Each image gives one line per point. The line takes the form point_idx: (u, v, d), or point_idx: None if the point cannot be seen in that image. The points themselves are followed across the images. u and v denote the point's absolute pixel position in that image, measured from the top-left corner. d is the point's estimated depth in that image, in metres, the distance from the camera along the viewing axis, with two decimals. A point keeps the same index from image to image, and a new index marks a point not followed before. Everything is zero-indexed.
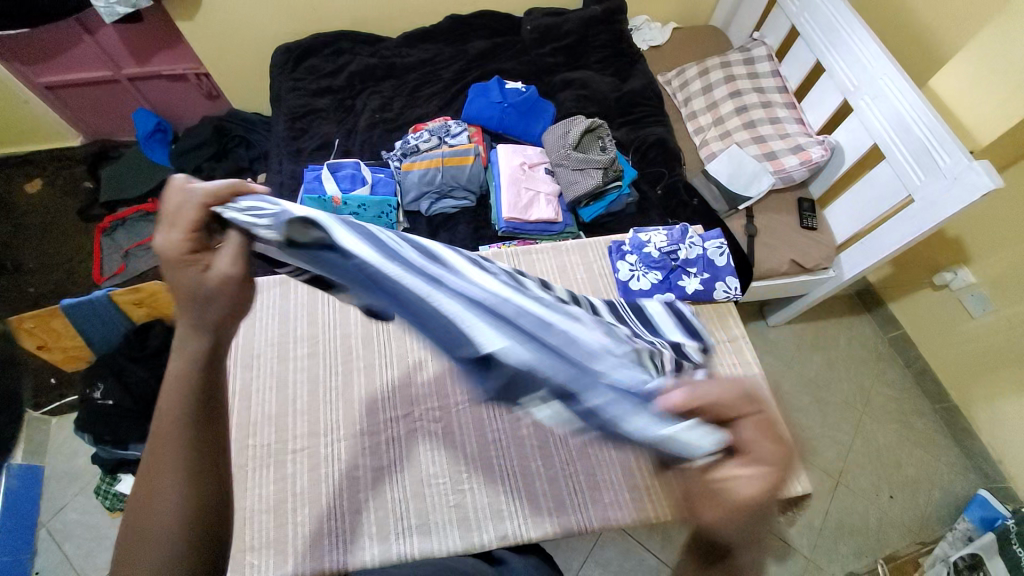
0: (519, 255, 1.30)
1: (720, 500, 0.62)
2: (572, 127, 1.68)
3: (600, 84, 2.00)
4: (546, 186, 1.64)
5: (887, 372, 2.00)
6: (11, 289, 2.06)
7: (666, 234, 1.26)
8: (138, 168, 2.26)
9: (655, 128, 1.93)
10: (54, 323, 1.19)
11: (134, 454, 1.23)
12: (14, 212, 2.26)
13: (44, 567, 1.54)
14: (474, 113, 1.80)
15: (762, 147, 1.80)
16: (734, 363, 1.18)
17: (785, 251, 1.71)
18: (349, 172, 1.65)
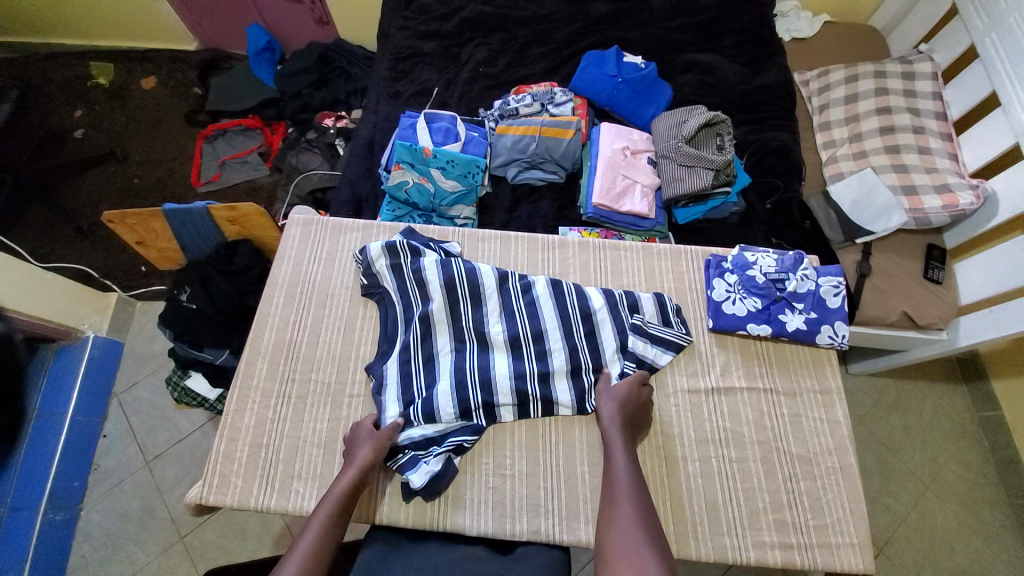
0: (608, 249, 1.22)
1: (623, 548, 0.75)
2: (690, 118, 1.53)
3: (727, 72, 1.79)
4: (646, 178, 1.51)
5: (971, 454, 1.77)
6: (119, 176, 2.23)
7: (775, 260, 1.14)
8: (244, 83, 2.32)
9: (779, 134, 1.72)
10: (155, 224, 1.26)
11: (207, 357, 1.30)
12: (131, 105, 2.41)
13: (113, 431, 1.72)
14: (584, 85, 1.67)
15: (901, 177, 1.57)
16: (821, 418, 1.05)
17: (897, 300, 1.50)
18: (445, 125, 1.61)
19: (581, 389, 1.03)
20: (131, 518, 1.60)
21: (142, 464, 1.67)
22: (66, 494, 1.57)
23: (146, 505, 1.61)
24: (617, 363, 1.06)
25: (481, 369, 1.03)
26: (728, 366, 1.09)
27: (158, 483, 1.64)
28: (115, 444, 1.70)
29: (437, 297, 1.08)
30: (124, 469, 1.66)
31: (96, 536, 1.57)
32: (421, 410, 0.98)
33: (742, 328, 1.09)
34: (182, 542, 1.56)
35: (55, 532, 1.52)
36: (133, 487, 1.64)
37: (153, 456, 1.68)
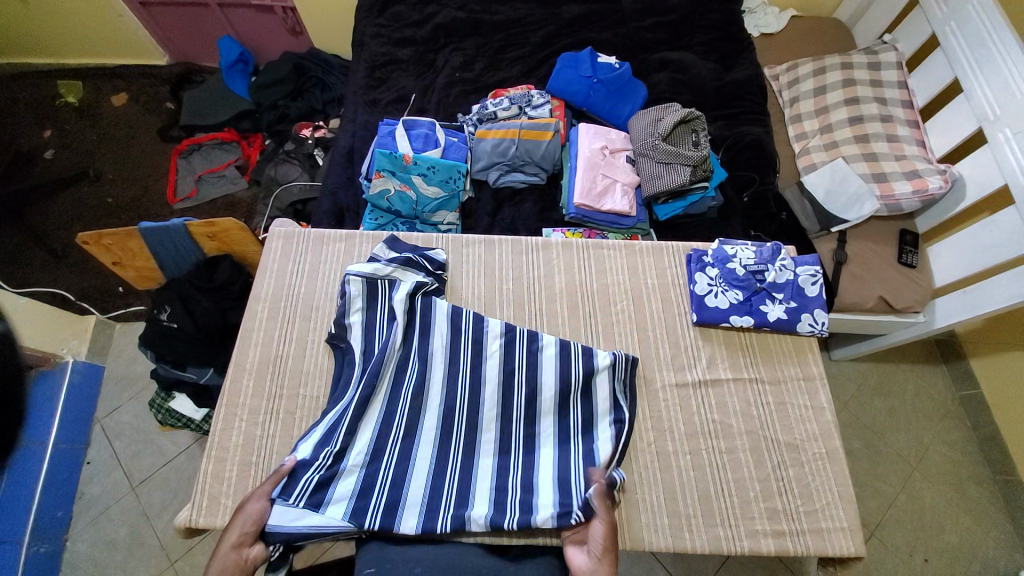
0: (591, 248, 1.23)
1: None
2: (666, 115, 1.55)
3: (700, 69, 1.82)
4: (625, 176, 1.53)
5: (952, 432, 1.82)
6: (92, 196, 2.18)
7: (754, 252, 1.16)
8: (217, 96, 2.29)
9: (753, 128, 1.76)
10: (132, 244, 1.24)
11: (191, 376, 1.29)
12: (101, 123, 2.36)
13: (97, 458, 1.68)
14: (560, 86, 1.69)
15: (871, 165, 1.61)
16: (806, 405, 1.07)
17: (874, 286, 1.54)
18: (424, 132, 1.61)
19: (500, 498, 0.93)
20: (119, 545, 1.56)
21: (128, 489, 1.63)
22: (49, 526, 1.52)
23: (134, 532, 1.58)
24: (546, 475, 0.96)
25: (402, 453, 0.96)
26: (714, 358, 1.10)
27: (146, 507, 1.61)
28: (100, 470, 1.66)
29: (399, 318, 1.06)
30: (110, 495, 1.62)
31: (83, 566, 1.53)
32: (315, 489, 0.89)
33: (725, 320, 1.11)
34: (173, 567, 1.53)
35: (41, 564, 1.48)
36: (119, 513, 1.60)
37: (139, 480, 1.64)
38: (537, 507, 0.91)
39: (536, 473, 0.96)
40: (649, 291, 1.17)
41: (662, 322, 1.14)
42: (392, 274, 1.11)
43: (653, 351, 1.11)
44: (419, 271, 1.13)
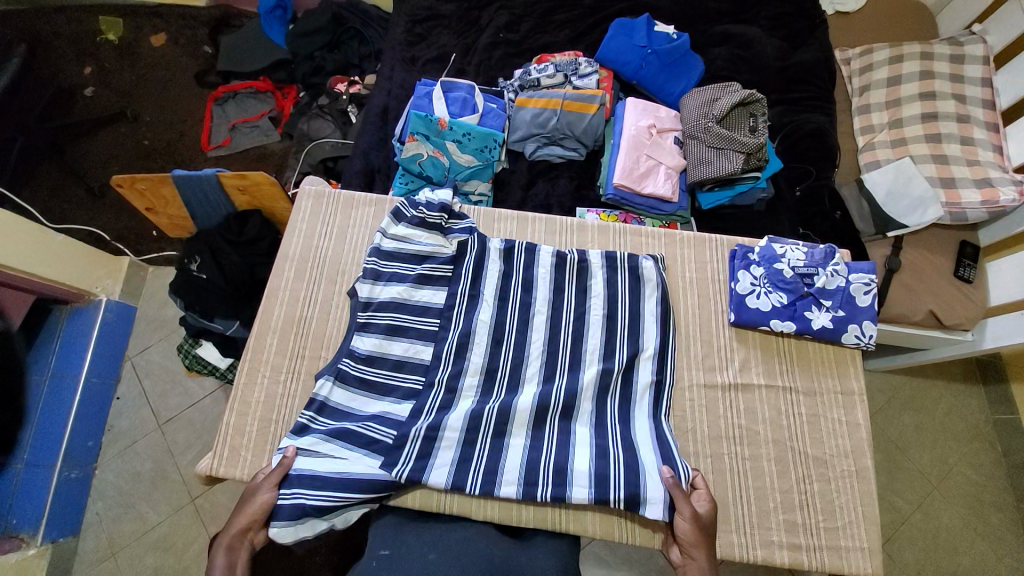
0: (629, 233, 1.15)
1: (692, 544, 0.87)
2: (724, 94, 1.41)
3: (764, 47, 1.68)
4: (671, 158, 1.42)
5: (979, 454, 1.74)
6: (129, 138, 2.20)
7: (805, 253, 1.07)
8: (255, 43, 2.24)
9: (815, 117, 1.62)
10: (164, 192, 1.24)
11: (218, 327, 1.30)
12: (140, 62, 2.34)
13: (126, 394, 1.84)
14: (611, 55, 1.55)
15: (941, 169, 1.48)
16: (840, 420, 1.03)
17: (924, 298, 1.43)
18: (462, 95, 1.53)
19: (558, 284, 1.10)
20: (144, 477, 1.74)
21: (155, 426, 1.80)
22: (80, 453, 1.70)
23: (159, 467, 1.75)
24: (597, 261, 1.12)
25: (469, 301, 1.08)
26: (748, 362, 1.05)
27: (170, 445, 1.78)
28: (128, 405, 1.82)
29: (405, 377, 1.02)
30: (137, 431, 1.79)
31: (110, 494, 1.72)
32: (413, 221, 1.13)
33: (765, 323, 1.04)
34: (194, 503, 1.71)
35: (69, 488, 1.65)
36: (146, 448, 1.77)
37: (166, 419, 1.80)
38: (592, 258, 1.12)
39: (590, 270, 1.11)
40: (686, 285, 1.10)
41: (697, 318, 1.08)
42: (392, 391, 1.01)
43: (684, 350, 1.06)
44: (427, 343, 1.05)
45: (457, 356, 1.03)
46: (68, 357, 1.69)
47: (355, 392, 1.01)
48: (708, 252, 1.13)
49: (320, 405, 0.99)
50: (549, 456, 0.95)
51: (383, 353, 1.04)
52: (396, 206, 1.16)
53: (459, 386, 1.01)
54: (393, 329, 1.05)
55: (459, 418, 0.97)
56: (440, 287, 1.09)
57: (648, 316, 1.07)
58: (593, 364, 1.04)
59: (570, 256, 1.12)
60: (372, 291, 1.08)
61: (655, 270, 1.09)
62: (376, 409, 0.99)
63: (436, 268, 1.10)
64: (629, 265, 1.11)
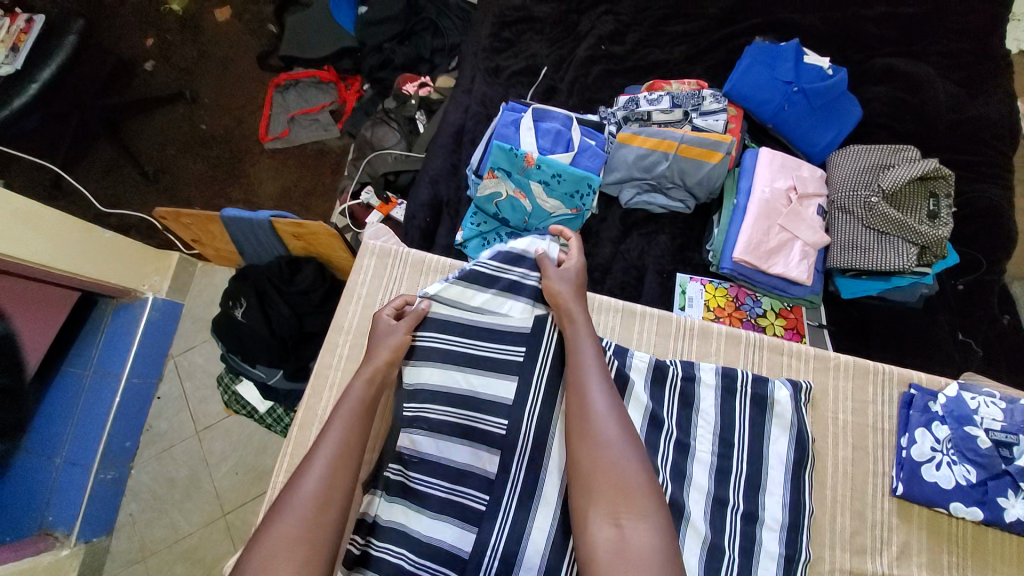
0: (765, 348, 0.90)
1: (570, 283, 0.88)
2: (893, 161, 1.11)
3: (935, 89, 1.33)
4: (811, 233, 1.13)
5: None
6: (187, 120, 2.08)
7: (1003, 412, 0.81)
8: (321, 26, 2.03)
9: (992, 189, 1.28)
10: (212, 228, 1.09)
11: (259, 375, 1.15)
12: (203, 38, 2.19)
13: (167, 394, 1.63)
14: (745, 90, 1.24)
15: None
16: None
17: None
18: (555, 126, 1.29)
19: (657, 401, 0.85)
20: (178, 485, 1.55)
21: (192, 432, 1.59)
22: (117, 454, 1.52)
23: (195, 474, 1.55)
24: (708, 374, 0.87)
25: (545, 397, 0.86)
26: (908, 548, 0.81)
27: (206, 455, 1.57)
28: (168, 406, 1.62)
29: (468, 496, 0.83)
30: (176, 434, 1.59)
31: (144, 496, 1.54)
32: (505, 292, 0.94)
33: (943, 505, 0.80)
34: (223, 519, 1.51)
35: (105, 491, 1.48)
36: (181, 454, 1.57)
37: (204, 427, 1.60)
38: (697, 370, 0.88)
39: (697, 388, 0.87)
40: (837, 433, 0.85)
41: (845, 478, 0.83)
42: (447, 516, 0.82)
43: (824, 518, 0.82)
44: (495, 453, 0.85)
45: (528, 484, 0.83)
46: (109, 354, 1.51)
47: (404, 504, 0.84)
48: (869, 389, 0.87)
49: (367, 526, 0.84)
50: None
51: (437, 458, 0.86)
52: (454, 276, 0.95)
53: (532, 517, 0.81)
54: (448, 429, 0.86)
55: (533, 565, 0.78)
56: (507, 375, 0.88)
57: (775, 462, 0.82)
58: (701, 511, 0.80)
59: (671, 366, 0.88)
60: (441, 378, 0.89)
61: (787, 404, 0.84)
62: (431, 534, 0.81)
63: (503, 352, 0.90)
64: (758, 385, 0.86)
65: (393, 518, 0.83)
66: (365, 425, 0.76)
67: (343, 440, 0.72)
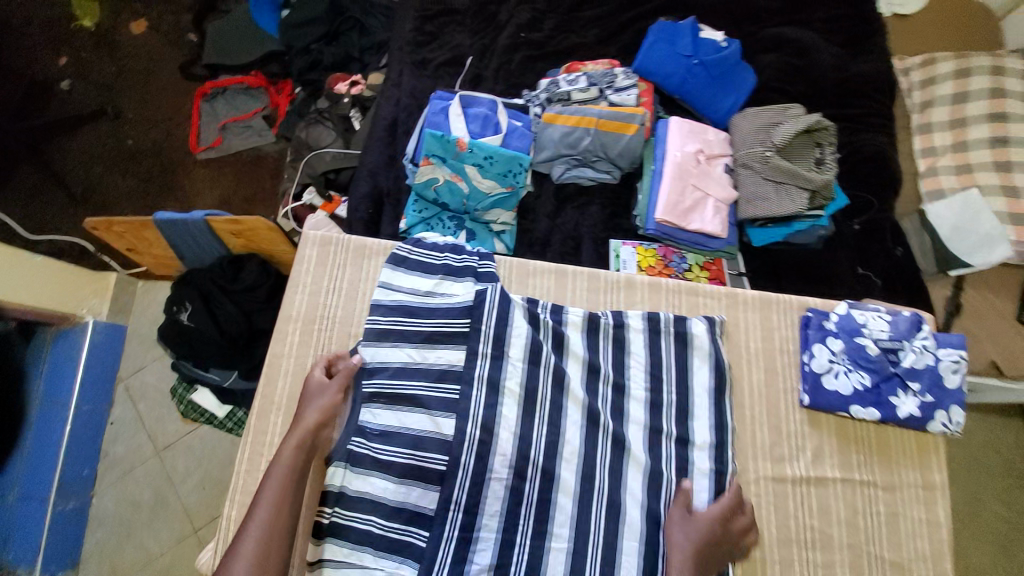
0: (683, 291, 1.00)
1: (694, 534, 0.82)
2: (785, 119, 1.24)
3: (818, 54, 1.49)
4: (721, 190, 1.26)
5: (1010, 491, 1.62)
6: (111, 137, 2.00)
7: (889, 323, 0.93)
8: (245, 32, 2.01)
9: (874, 137, 1.45)
10: (147, 234, 1.09)
11: (214, 378, 1.17)
12: (119, 52, 2.11)
13: (120, 418, 1.58)
14: (650, 67, 1.36)
15: (1013, 202, 1.32)
16: (920, 518, 0.90)
17: (989, 347, 1.30)
18: (482, 111, 1.35)
19: (592, 346, 0.95)
20: (143, 506, 1.51)
21: (152, 453, 1.55)
22: (75, 484, 1.46)
23: (161, 496, 1.52)
24: (636, 319, 0.96)
25: (494, 355, 0.92)
26: (821, 451, 0.91)
27: (169, 473, 1.54)
28: (125, 429, 1.57)
29: (428, 458, 0.87)
30: (134, 458, 1.55)
31: (109, 523, 1.49)
32: (448, 272, 1.00)
33: (844, 409, 0.90)
34: (195, 536, 1.49)
35: (66, 522, 1.43)
36: (143, 476, 1.53)
37: (163, 446, 1.56)
38: (626, 318, 0.96)
39: (627, 334, 0.95)
40: (750, 359, 0.95)
41: (762, 398, 0.93)
42: (410, 482, 0.87)
43: (746, 433, 0.92)
44: (450, 414, 0.89)
45: (482, 441, 0.87)
46: (57, 381, 1.44)
47: (372, 473, 0.87)
48: (776, 317, 0.97)
49: (334, 498, 0.87)
50: (597, 551, 0.85)
51: (398, 427, 0.89)
52: (394, 251, 1.01)
53: (489, 467, 0.87)
54: (405, 399, 0.90)
55: (493, 511, 0.85)
56: (456, 345, 0.93)
57: (699, 389, 0.92)
58: (638, 438, 0.90)
59: (604, 317, 0.96)
60: (393, 353, 0.93)
61: (704, 336, 0.94)
62: (396, 499, 0.86)
63: (449, 324, 0.94)
64: (680, 322, 0.95)
65: (359, 487, 0.87)
66: (297, 491, 0.78)
67: (270, 515, 0.74)
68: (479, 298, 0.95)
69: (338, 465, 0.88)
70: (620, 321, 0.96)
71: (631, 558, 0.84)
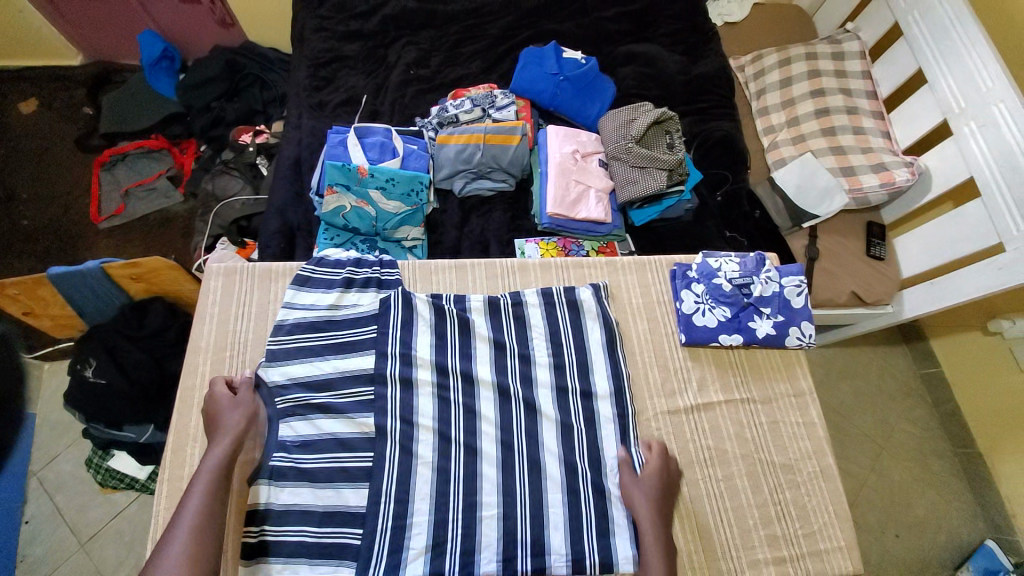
0: (570, 267, 1.14)
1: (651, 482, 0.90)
2: (639, 116, 1.46)
3: (666, 63, 1.76)
4: (599, 181, 1.44)
5: (913, 407, 1.80)
6: (2, 220, 1.91)
7: (738, 264, 1.10)
8: (142, 99, 2.03)
9: (721, 123, 1.72)
10: (42, 292, 1.08)
11: (129, 436, 1.14)
12: (7, 133, 2.04)
13: (36, 515, 1.43)
14: (524, 87, 1.56)
15: (839, 159, 1.58)
16: (797, 421, 1.04)
17: (846, 281, 1.52)
18: (379, 139, 1.47)
19: (496, 324, 1.05)
20: None
21: (76, 547, 1.40)
22: None
23: None
24: (531, 294, 1.08)
25: (404, 348, 0.99)
26: (705, 381, 1.05)
27: (99, 565, 1.39)
28: (43, 527, 1.42)
29: (355, 454, 0.92)
30: (56, 557, 1.39)
31: None
32: (355, 283, 1.08)
33: (715, 340, 1.06)
34: None
35: None
36: (70, 574, 1.38)
37: (88, 537, 1.42)
38: (523, 296, 1.08)
39: (526, 310, 1.06)
40: (634, 313, 1.10)
41: (649, 345, 1.07)
42: (337, 483, 0.90)
43: (641, 378, 1.05)
44: (369, 411, 0.95)
45: (405, 427, 0.93)
46: None
47: (298, 485, 0.89)
48: (649, 276, 1.14)
49: (260, 516, 0.87)
50: (525, 511, 0.90)
51: (319, 434, 0.93)
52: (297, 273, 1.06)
53: (415, 448, 0.92)
54: (322, 408, 0.95)
55: (424, 493, 0.89)
56: (365, 350, 1.00)
57: (594, 347, 1.04)
58: (547, 398, 0.99)
59: (503, 298, 1.07)
60: (306, 367, 0.98)
61: (589, 300, 1.07)
62: (326, 503, 0.89)
63: (357, 332, 1.02)
64: (569, 292, 1.08)
65: (285, 499, 0.89)
66: (221, 493, 0.80)
67: (196, 519, 0.76)
68: (383, 303, 1.04)
69: (260, 483, 0.89)
70: (517, 299, 1.07)
71: (557, 509, 0.91)
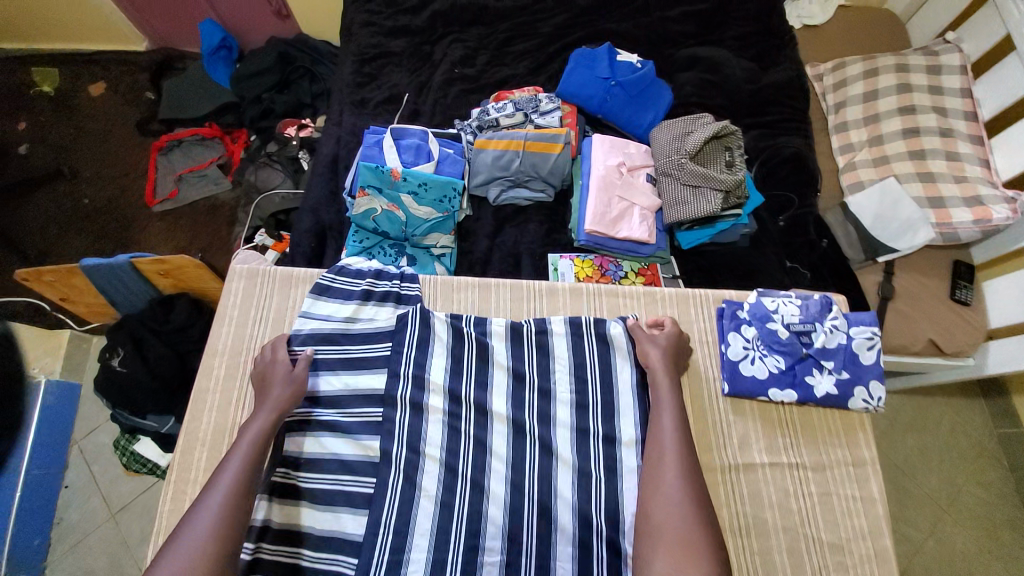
0: (604, 294, 1.04)
1: (662, 354, 0.92)
2: (696, 128, 1.32)
3: (732, 69, 1.59)
4: (645, 199, 1.32)
5: (988, 472, 1.56)
6: (68, 197, 2.02)
7: (799, 307, 0.97)
8: (200, 87, 2.09)
9: (791, 139, 1.54)
10: (77, 281, 1.11)
11: (151, 425, 1.16)
12: (78, 113, 2.16)
13: (75, 482, 1.50)
14: (572, 91, 1.45)
15: (927, 187, 1.38)
16: (854, 495, 0.90)
17: (923, 326, 1.33)
18: (415, 142, 1.42)
19: (517, 352, 0.97)
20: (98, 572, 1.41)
21: (105, 518, 1.47)
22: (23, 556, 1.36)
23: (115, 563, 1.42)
24: (557, 322, 0.99)
25: (415, 371, 0.93)
26: (747, 437, 0.92)
27: (125, 538, 1.45)
28: (78, 495, 1.48)
29: (355, 480, 0.87)
30: (87, 524, 1.46)
31: None
32: (373, 296, 1.03)
33: (763, 394, 0.93)
34: None
35: None
36: (98, 543, 1.44)
37: (118, 508, 1.48)
38: (549, 324, 0.99)
39: (551, 339, 0.98)
40: None
41: (686, 390, 0.95)
42: (336, 508, 0.86)
43: None
44: (375, 434, 0.90)
45: (411, 456, 0.87)
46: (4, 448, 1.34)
47: (296, 505, 0.86)
48: (692, 313, 1.02)
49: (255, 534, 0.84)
50: (530, 561, 0.82)
51: (322, 454, 0.89)
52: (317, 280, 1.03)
53: (419, 478, 0.86)
54: (329, 426, 0.91)
55: (424, 530, 0.83)
56: (379, 368, 0.95)
57: (623, 389, 0.94)
58: (566, 438, 0.91)
59: (527, 324, 0.99)
60: (317, 381, 0.94)
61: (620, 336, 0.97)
62: (322, 527, 0.85)
63: (373, 348, 0.97)
64: (600, 324, 0.99)
65: (282, 519, 0.85)
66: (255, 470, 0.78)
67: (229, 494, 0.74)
68: (400, 320, 0.98)
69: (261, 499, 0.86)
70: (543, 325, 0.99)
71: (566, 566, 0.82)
